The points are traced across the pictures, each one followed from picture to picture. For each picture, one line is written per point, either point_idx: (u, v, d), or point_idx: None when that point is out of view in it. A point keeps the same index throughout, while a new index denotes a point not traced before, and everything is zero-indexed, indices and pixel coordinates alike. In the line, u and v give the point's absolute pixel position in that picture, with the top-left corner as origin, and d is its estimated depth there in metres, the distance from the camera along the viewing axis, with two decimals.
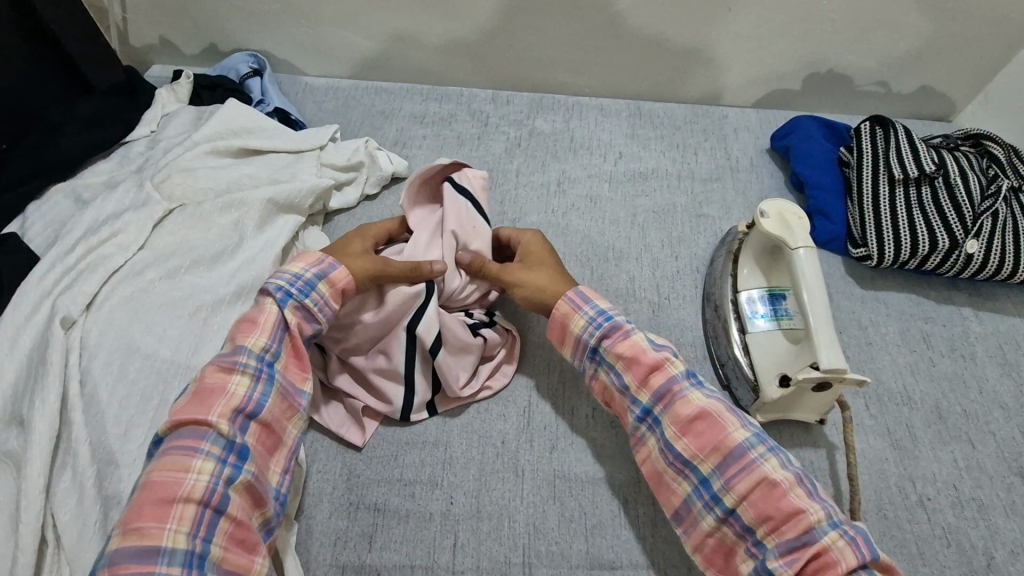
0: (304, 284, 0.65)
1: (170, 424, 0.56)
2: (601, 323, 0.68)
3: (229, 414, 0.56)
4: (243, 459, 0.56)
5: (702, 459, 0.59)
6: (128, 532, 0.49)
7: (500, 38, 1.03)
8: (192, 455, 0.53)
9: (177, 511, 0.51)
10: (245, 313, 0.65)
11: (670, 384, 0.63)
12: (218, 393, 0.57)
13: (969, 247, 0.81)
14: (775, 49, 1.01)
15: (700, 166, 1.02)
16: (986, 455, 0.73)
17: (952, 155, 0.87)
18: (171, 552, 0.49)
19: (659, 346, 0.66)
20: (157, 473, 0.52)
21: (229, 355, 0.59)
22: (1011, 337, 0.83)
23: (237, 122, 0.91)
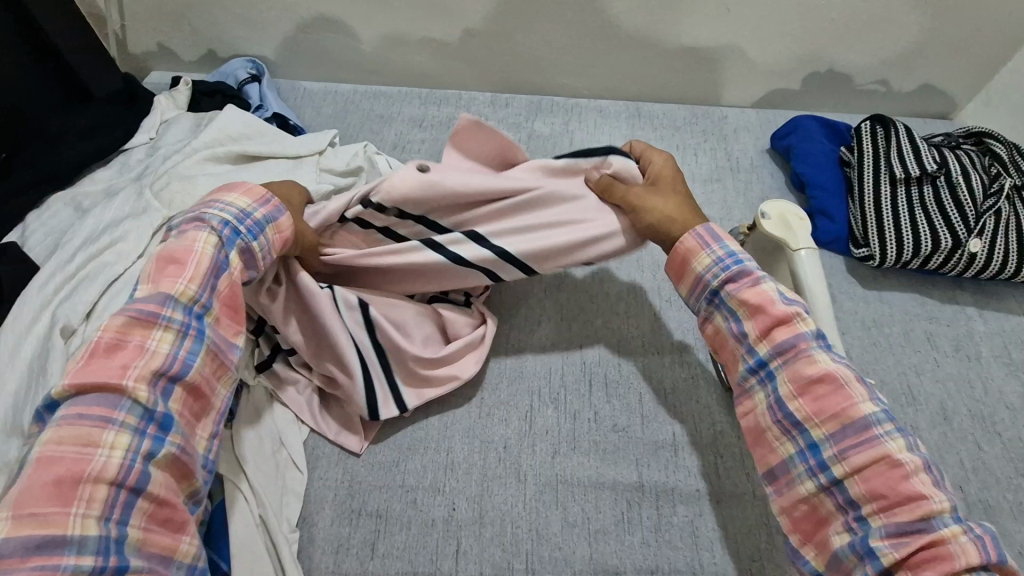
0: (251, 224, 0.61)
1: (68, 386, 0.48)
2: (728, 265, 0.63)
3: (149, 375, 0.51)
4: (167, 427, 0.50)
5: (816, 422, 0.55)
6: (22, 518, 0.43)
7: (498, 41, 1.03)
8: (105, 427, 0.47)
9: (85, 492, 0.45)
10: (161, 253, 0.57)
11: (796, 339, 0.58)
12: (136, 352, 0.51)
13: (971, 246, 0.81)
14: (775, 49, 1.01)
15: (700, 167, 1.01)
16: (993, 455, 0.72)
17: (954, 154, 0.87)
18: (80, 542, 0.44)
19: (789, 300, 0.61)
20: (55, 447, 0.46)
21: (146, 308, 0.53)
22: (1015, 336, 0.83)
23: (236, 129, 0.91)
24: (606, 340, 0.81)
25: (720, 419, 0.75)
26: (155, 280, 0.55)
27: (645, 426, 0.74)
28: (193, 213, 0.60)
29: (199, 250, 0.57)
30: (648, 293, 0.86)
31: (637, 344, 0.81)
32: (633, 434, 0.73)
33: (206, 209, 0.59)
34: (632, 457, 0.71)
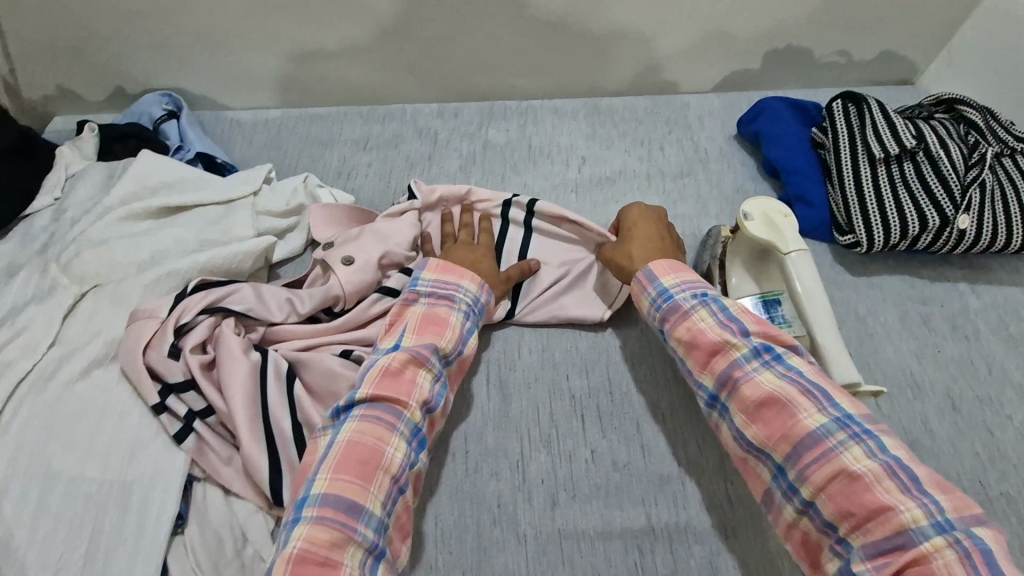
0: (479, 304, 0.70)
1: (369, 394, 0.59)
2: (660, 305, 0.66)
3: (422, 402, 0.61)
4: (419, 448, 0.60)
5: (773, 447, 0.55)
6: (335, 481, 0.54)
7: (439, 47, 0.94)
8: (391, 432, 0.58)
9: (380, 479, 0.56)
10: (423, 308, 0.67)
11: (731, 368, 0.59)
12: (411, 384, 0.61)
13: (960, 222, 0.77)
14: (732, 28, 0.95)
15: (668, 161, 0.96)
16: (1006, 441, 0.70)
17: (929, 125, 0.83)
18: (370, 514, 0.54)
19: (725, 324, 0.62)
20: (358, 437, 0.57)
21: (421, 348, 0.63)
22: (1010, 308, 0.80)
23: (154, 177, 0.80)
24: (593, 366, 0.75)
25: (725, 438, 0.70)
26: (419, 331, 0.65)
27: (647, 459, 0.68)
28: (441, 288, 0.69)
29: (454, 319, 0.67)
30: (632, 308, 0.80)
31: (627, 367, 0.75)
32: (636, 471, 0.67)
33: (452, 291, 0.69)
34: (637, 497, 0.66)
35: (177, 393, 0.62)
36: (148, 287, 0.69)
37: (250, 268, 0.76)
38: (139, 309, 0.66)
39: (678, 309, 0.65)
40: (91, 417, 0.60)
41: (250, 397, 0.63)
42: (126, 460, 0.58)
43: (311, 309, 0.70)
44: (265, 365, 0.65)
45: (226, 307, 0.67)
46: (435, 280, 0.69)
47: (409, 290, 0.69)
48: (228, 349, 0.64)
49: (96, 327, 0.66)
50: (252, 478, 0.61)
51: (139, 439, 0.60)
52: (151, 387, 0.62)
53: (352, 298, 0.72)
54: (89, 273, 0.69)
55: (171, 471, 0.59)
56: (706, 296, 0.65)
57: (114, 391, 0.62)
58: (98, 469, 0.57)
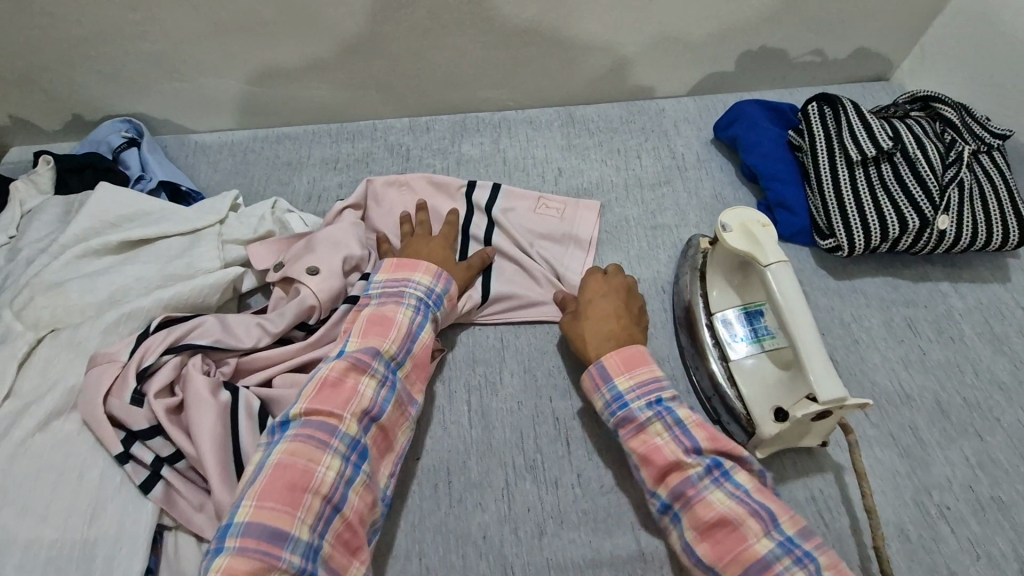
0: (435, 299, 0.70)
1: (304, 410, 0.58)
2: (615, 409, 0.63)
3: (360, 412, 0.59)
4: (360, 459, 0.58)
5: (723, 568, 0.54)
6: (260, 508, 0.52)
7: (406, 62, 0.92)
8: (323, 450, 0.56)
9: (308, 500, 0.54)
10: (368, 312, 0.67)
11: (684, 486, 0.58)
12: (350, 395, 0.60)
13: (940, 223, 0.77)
14: (705, 33, 0.94)
15: (646, 170, 0.94)
16: (996, 445, 0.69)
17: (904, 125, 0.82)
18: (297, 540, 0.52)
19: (680, 438, 0.60)
20: (289, 457, 0.55)
21: (361, 354, 0.62)
22: (994, 307, 0.79)
23: (113, 211, 0.77)
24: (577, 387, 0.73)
25: None
26: (363, 334, 0.65)
27: (634, 482, 0.66)
28: (392, 287, 0.69)
29: (401, 316, 0.66)
30: None
31: None
32: (623, 495, 0.66)
33: (402, 287, 0.69)
34: (627, 523, 0.64)
35: (142, 440, 0.59)
36: (107, 329, 0.66)
37: (217, 301, 0.73)
38: (97, 354, 0.63)
39: (633, 416, 0.62)
40: (50, 473, 0.57)
41: (219, 441, 0.60)
42: (89, 518, 0.56)
43: (283, 328, 0.68)
44: (234, 405, 0.62)
45: (192, 343, 0.65)
46: (386, 281, 0.70)
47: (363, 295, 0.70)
48: (195, 392, 0.61)
49: (53, 375, 0.63)
50: None
51: (102, 495, 0.57)
52: (114, 435, 0.59)
53: (327, 306, 0.70)
54: (45, 317, 0.66)
55: (137, 526, 0.56)
56: (661, 405, 0.62)
57: (73, 444, 0.59)
58: (57, 529, 0.54)
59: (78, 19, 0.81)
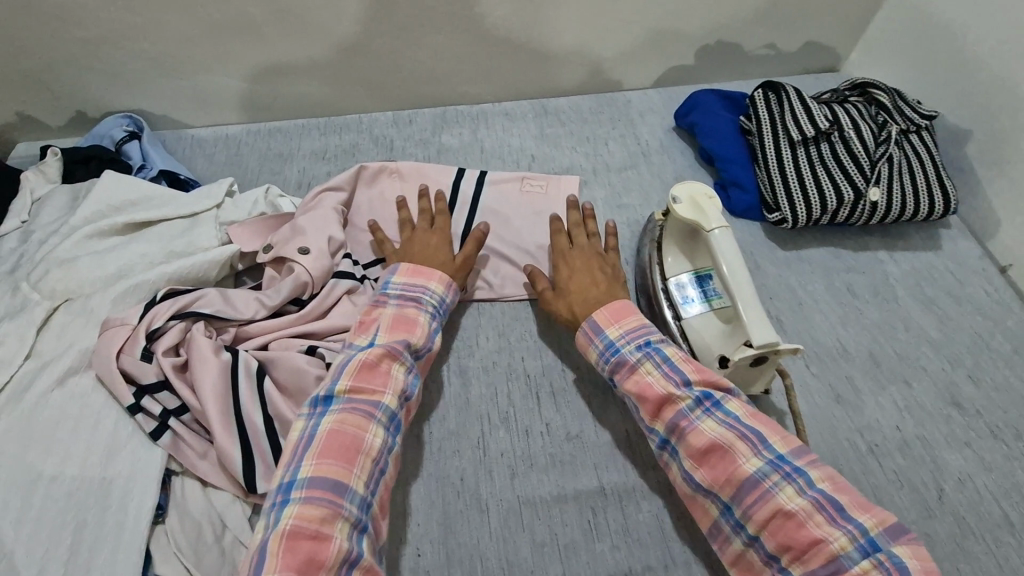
0: (441, 307, 0.73)
1: (349, 386, 0.63)
2: (609, 358, 0.70)
3: (398, 391, 0.65)
4: (394, 433, 0.64)
5: (718, 489, 0.60)
6: (320, 465, 0.57)
7: (387, 58, 0.98)
8: (369, 419, 0.61)
9: (361, 461, 0.59)
10: (392, 312, 0.70)
11: (677, 418, 0.63)
12: (384, 376, 0.65)
13: (872, 195, 0.85)
14: (664, 29, 1.01)
15: (612, 156, 1.02)
16: (922, 391, 0.77)
17: (843, 108, 0.90)
18: (355, 492, 0.57)
19: (667, 372, 0.65)
20: (338, 426, 0.60)
21: (394, 343, 0.67)
22: (926, 272, 0.88)
23: (118, 196, 0.83)
24: (547, 349, 0.80)
25: None
26: (391, 330, 0.69)
27: (598, 429, 0.74)
28: (410, 291, 0.72)
29: (421, 318, 0.71)
30: None
31: (578, 347, 0.80)
32: (587, 440, 0.73)
33: (421, 293, 0.72)
34: (590, 464, 0.72)
35: (152, 393, 0.66)
36: (117, 299, 0.73)
37: (215, 276, 0.79)
38: (110, 319, 0.70)
39: (625, 361, 0.68)
40: (69, 423, 0.64)
41: (221, 396, 0.67)
42: (106, 458, 0.63)
43: (279, 301, 0.75)
44: (235, 365, 0.69)
45: (196, 311, 0.71)
46: (404, 284, 0.73)
47: (380, 292, 0.73)
48: (201, 353, 0.68)
49: (68, 339, 0.69)
50: (226, 468, 0.65)
51: (117, 441, 0.64)
52: (126, 388, 0.66)
53: (319, 282, 0.77)
54: (59, 289, 0.73)
55: (148, 466, 0.63)
56: (650, 347, 0.68)
57: (89, 398, 0.66)
58: (78, 467, 0.62)
59: (81, 21, 0.88)
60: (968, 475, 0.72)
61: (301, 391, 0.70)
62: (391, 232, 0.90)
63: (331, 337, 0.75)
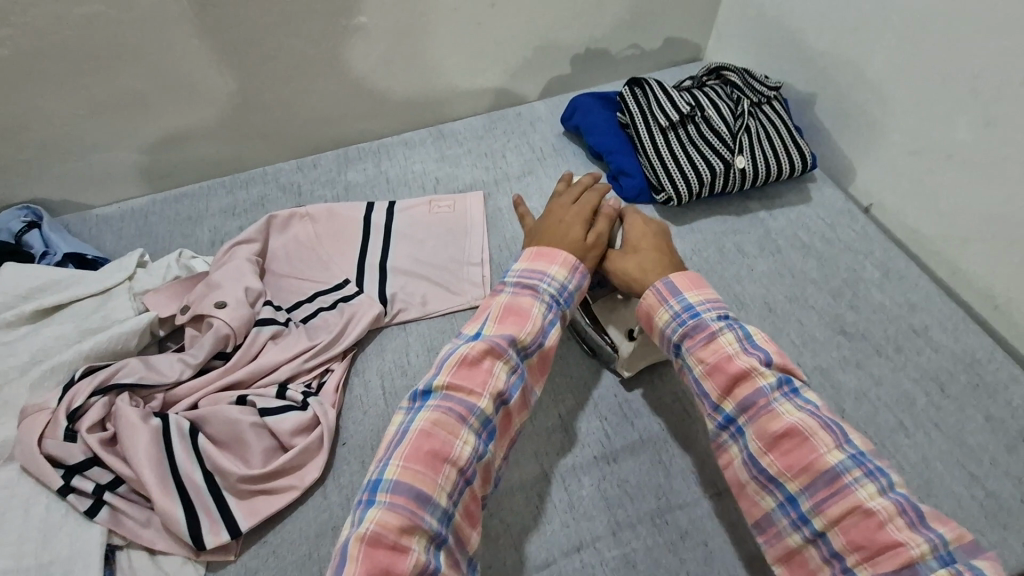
0: (566, 295, 0.73)
1: (446, 383, 0.62)
2: (684, 320, 0.69)
3: (496, 393, 0.63)
4: (486, 440, 0.62)
5: (791, 476, 0.59)
6: (406, 469, 0.56)
7: (279, 110, 1.02)
8: (462, 424, 0.59)
9: (447, 470, 0.57)
10: (506, 300, 0.70)
11: (755, 396, 0.62)
12: (485, 374, 0.63)
13: (738, 163, 0.95)
14: (536, 44, 1.09)
15: (511, 166, 1.08)
16: (813, 327, 0.86)
17: (702, 92, 1.00)
18: (436, 506, 0.55)
19: (750, 352, 0.65)
20: (431, 427, 0.59)
21: (500, 338, 0.65)
22: (801, 222, 0.98)
23: (21, 286, 0.82)
24: None
25: (593, 388, 0.82)
26: (501, 320, 0.68)
27: (533, 418, 0.79)
28: (528, 279, 0.72)
29: (536, 309, 0.69)
30: None
31: None
32: (525, 430, 0.78)
33: (539, 280, 0.72)
34: (531, 452, 0.76)
35: (82, 471, 0.66)
36: (34, 385, 0.73)
37: (137, 346, 0.79)
38: (28, 407, 0.70)
39: (702, 327, 0.68)
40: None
41: (156, 462, 0.67)
42: (41, 543, 0.62)
43: (203, 358, 0.76)
44: (167, 427, 0.70)
45: (118, 382, 0.72)
46: (524, 270, 0.73)
47: (501, 282, 0.74)
48: (130, 424, 0.68)
49: None
50: (171, 531, 0.66)
51: (51, 524, 0.64)
52: (54, 471, 0.65)
53: (241, 332, 0.79)
54: None
55: (87, 544, 0.63)
56: (730, 320, 0.68)
57: (16, 488, 0.65)
58: (12, 557, 0.61)
59: None
60: (863, 392, 0.80)
61: (238, 440, 0.71)
62: (308, 273, 0.92)
63: (261, 383, 0.77)
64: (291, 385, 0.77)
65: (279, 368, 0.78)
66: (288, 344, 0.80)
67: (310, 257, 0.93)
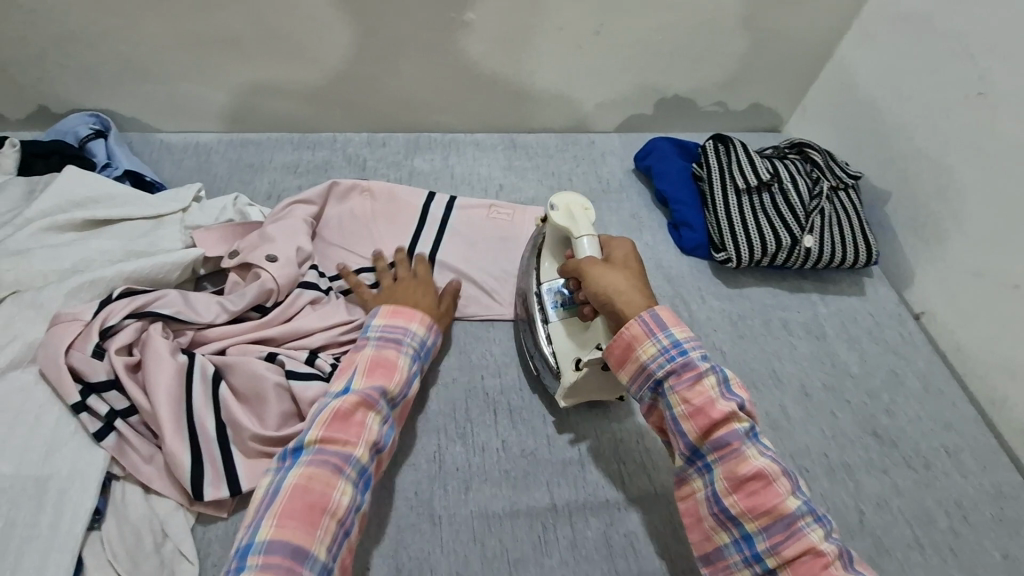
0: (421, 350, 0.72)
1: (319, 437, 0.60)
2: (672, 356, 0.64)
3: (370, 443, 0.62)
4: (365, 488, 0.61)
5: (750, 517, 0.58)
6: (281, 528, 0.54)
7: (366, 84, 1.02)
8: (337, 476, 0.58)
9: (325, 523, 0.56)
10: (374, 351, 0.68)
11: (730, 438, 0.60)
12: (357, 427, 0.62)
13: (806, 242, 0.95)
14: (627, 79, 1.10)
15: (575, 191, 1.08)
16: (845, 422, 0.85)
17: (782, 164, 1.01)
18: (316, 561, 0.54)
19: (730, 395, 0.62)
20: (303, 482, 0.57)
21: (371, 391, 0.64)
22: (850, 315, 0.97)
23: (78, 192, 0.82)
24: (506, 368, 0.84)
25: (617, 428, 0.80)
26: (367, 375, 0.66)
27: (551, 446, 0.77)
28: (390, 333, 0.70)
29: (402, 362, 0.69)
30: None
31: (535, 368, 0.84)
32: (540, 456, 0.76)
33: (402, 335, 0.71)
34: (542, 479, 0.74)
35: (100, 392, 0.64)
36: (70, 293, 0.70)
37: (177, 279, 0.78)
38: (61, 313, 0.68)
39: (691, 365, 0.63)
40: (6, 418, 0.61)
41: (174, 400, 0.65)
42: (43, 457, 0.61)
43: (242, 307, 0.75)
44: (192, 367, 0.68)
45: (154, 311, 0.70)
46: (385, 325, 0.71)
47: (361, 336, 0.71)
48: (155, 355, 0.66)
49: (13, 332, 0.67)
50: (172, 474, 0.64)
51: (57, 440, 0.62)
52: (72, 386, 0.64)
53: (284, 291, 0.78)
54: (7, 281, 0.71)
55: (89, 468, 0.61)
56: (714, 361, 0.64)
57: (31, 394, 0.63)
58: (11, 465, 0.59)
59: (57, 18, 0.87)
60: (884, 500, 0.78)
61: (257, 397, 0.69)
62: (358, 247, 0.91)
63: (293, 345, 0.75)
64: (321, 354, 0.76)
65: (311, 335, 0.76)
66: (327, 312, 0.78)
67: (363, 232, 0.92)
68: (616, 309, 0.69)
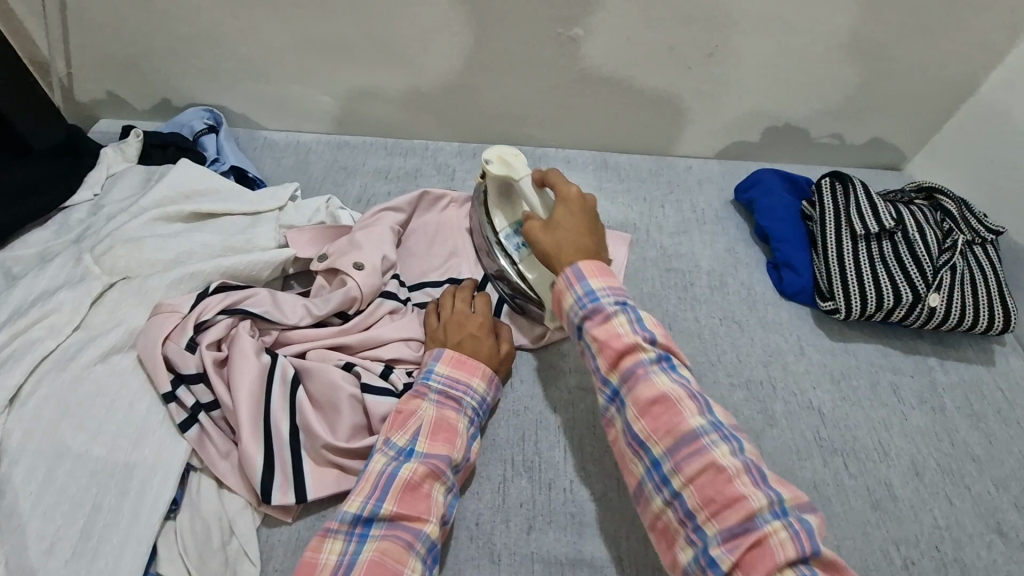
0: (481, 409, 0.71)
1: (392, 512, 0.59)
2: (587, 304, 0.63)
3: (439, 516, 0.61)
4: (431, 563, 0.60)
5: (697, 505, 0.53)
6: None
7: (463, 94, 1.02)
8: (409, 551, 0.57)
9: None
10: (431, 414, 0.66)
11: (652, 401, 0.57)
12: (425, 499, 0.61)
13: (931, 300, 0.85)
14: (736, 105, 1.03)
15: (667, 219, 1.01)
16: (964, 511, 0.74)
17: (908, 209, 0.92)
18: None
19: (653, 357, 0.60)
20: (379, 556, 0.56)
21: (439, 460, 0.63)
22: (975, 386, 0.86)
23: (188, 185, 0.86)
24: (580, 403, 0.79)
25: None
26: (431, 438, 0.65)
27: (622, 491, 0.72)
28: (452, 388, 0.69)
29: (461, 425, 0.67)
30: None
31: None
32: (610, 501, 0.72)
33: (462, 393, 0.69)
34: (611, 529, 0.70)
35: (188, 384, 0.67)
36: (172, 284, 0.74)
37: (267, 278, 0.80)
38: (162, 304, 0.71)
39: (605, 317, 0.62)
40: (105, 400, 0.65)
41: (253, 400, 0.66)
42: (133, 443, 0.63)
43: (326, 312, 0.75)
44: (273, 368, 0.69)
45: (245, 309, 0.72)
46: (447, 377, 0.70)
47: (421, 381, 0.70)
48: (240, 353, 0.68)
49: (119, 316, 0.71)
50: (245, 474, 0.64)
51: (147, 427, 0.65)
52: (164, 376, 0.67)
53: (368, 300, 0.78)
54: (119, 266, 0.75)
55: (171, 460, 0.63)
56: (636, 319, 0.62)
57: (129, 377, 0.67)
58: (104, 448, 0.62)
59: (186, 18, 0.92)
60: None
61: (330, 404, 0.69)
62: (440, 258, 0.90)
63: (368, 355, 0.75)
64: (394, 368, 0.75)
65: (386, 349, 0.76)
66: (404, 325, 0.78)
67: (446, 244, 0.91)
68: (550, 260, 0.68)
